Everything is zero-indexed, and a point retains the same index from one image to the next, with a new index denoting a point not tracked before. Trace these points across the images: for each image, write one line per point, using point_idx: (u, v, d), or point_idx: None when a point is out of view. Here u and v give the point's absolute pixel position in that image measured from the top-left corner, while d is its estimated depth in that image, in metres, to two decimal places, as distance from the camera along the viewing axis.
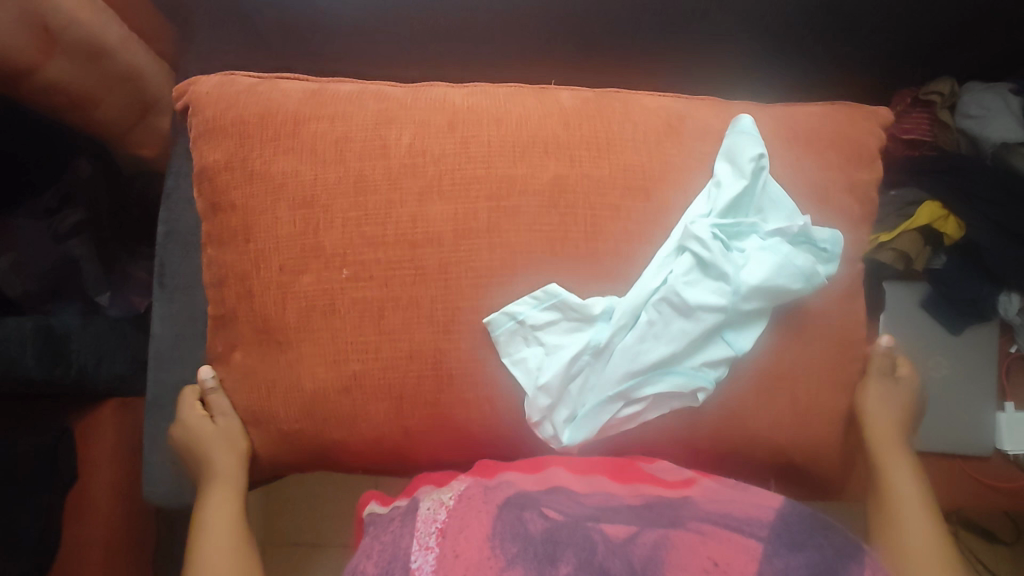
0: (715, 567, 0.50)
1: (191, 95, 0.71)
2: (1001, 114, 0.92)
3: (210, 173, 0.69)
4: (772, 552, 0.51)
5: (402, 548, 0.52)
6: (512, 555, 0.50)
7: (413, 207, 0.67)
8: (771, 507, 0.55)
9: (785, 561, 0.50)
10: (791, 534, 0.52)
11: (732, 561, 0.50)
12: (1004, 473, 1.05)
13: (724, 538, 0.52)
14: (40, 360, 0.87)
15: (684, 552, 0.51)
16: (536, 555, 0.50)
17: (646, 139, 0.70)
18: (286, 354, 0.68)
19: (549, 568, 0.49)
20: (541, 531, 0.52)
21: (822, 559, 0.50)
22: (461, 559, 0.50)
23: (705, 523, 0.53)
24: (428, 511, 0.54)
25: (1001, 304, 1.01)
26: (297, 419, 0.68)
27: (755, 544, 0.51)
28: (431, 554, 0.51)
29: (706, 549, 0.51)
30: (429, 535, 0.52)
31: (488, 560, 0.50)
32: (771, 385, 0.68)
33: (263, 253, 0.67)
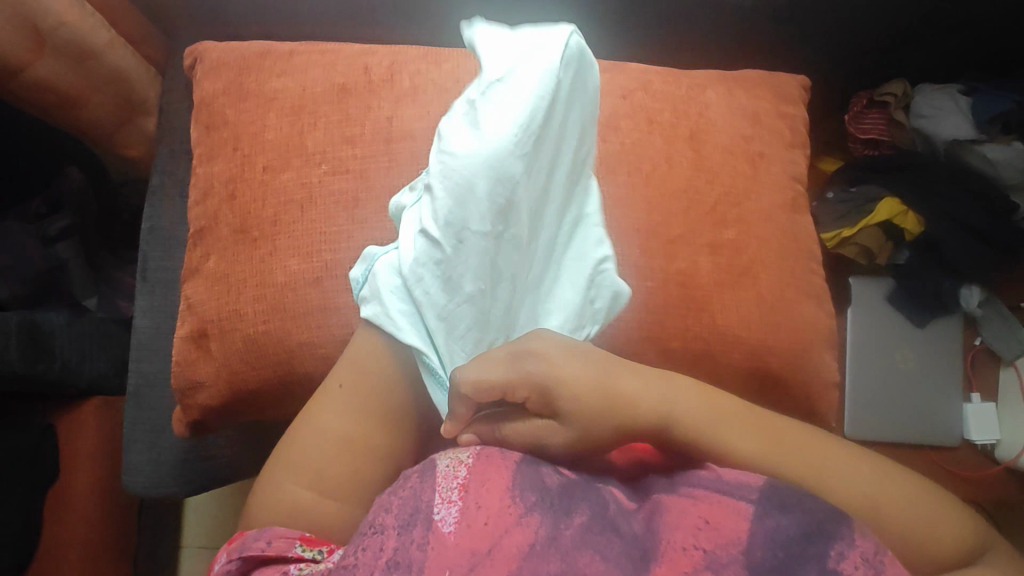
0: (708, 524, 0.42)
1: (198, 53, 0.67)
2: (951, 114, 0.96)
3: (207, 101, 0.64)
4: (765, 511, 0.43)
5: (423, 501, 0.44)
6: (531, 503, 0.43)
7: (393, 119, 0.60)
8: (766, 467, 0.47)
9: (777, 520, 0.42)
10: (783, 492, 0.44)
11: (724, 521, 0.42)
12: (974, 462, 1.09)
13: (716, 500, 0.44)
14: (23, 356, 0.87)
15: (675, 515, 0.44)
16: (553, 505, 0.44)
17: (630, 89, 0.66)
18: (262, 250, 0.59)
19: (564, 517, 0.43)
20: (560, 483, 0.46)
21: (813, 520, 0.42)
22: (484, 509, 0.43)
23: (695, 488, 0.46)
24: (447, 467, 0.46)
25: (963, 297, 1.04)
26: (266, 317, 0.58)
27: (744, 506, 0.43)
28: (454, 507, 0.43)
29: (697, 510, 0.44)
30: (451, 489, 0.44)
31: (509, 508, 0.43)
32: (736, 278, 0.62)
33: (241, 175, 0.60)
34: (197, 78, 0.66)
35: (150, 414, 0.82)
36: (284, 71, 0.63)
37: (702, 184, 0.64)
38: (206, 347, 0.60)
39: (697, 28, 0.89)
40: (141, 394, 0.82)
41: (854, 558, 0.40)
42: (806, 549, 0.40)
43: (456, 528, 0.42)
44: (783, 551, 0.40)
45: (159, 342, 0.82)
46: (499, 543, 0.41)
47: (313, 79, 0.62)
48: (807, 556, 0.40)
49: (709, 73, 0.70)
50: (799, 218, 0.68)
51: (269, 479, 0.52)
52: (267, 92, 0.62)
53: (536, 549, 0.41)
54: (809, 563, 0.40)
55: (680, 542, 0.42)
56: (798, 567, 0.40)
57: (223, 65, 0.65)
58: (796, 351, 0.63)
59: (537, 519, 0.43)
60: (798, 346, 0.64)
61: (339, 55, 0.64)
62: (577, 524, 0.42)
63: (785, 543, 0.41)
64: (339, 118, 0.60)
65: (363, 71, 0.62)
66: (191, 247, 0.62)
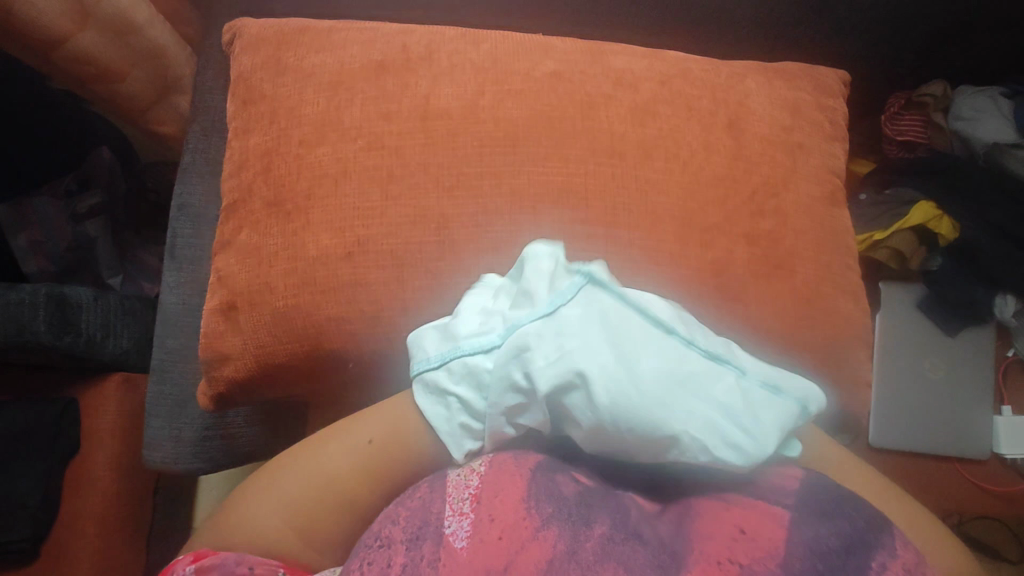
0: (744, 534, 0.43)
1: (237, 29, 0.68)
2: (992, 116, 0.94)
3: (245, 76, 0.64)
4: (804, 519, 0.43)
5: (434, 513, 0.45)
6: (547, 515, 0.43)
7: (428, 96, 0.60)
8: (795, 476, 0.47)
9: (814, 530, 0.42)
10: (821, 500, 0.44)
11: (761, 529, 0.43)
12: (1002, 477, 1.05)
13: (749, 506, 0.45)
14: (51, 326, 0.88)
15: (709, 519, 0.45)
16: (571, 516, 0.43)
17: (668, 75, 0.65)
18: (294, 224, 0.59)
19: (582, 529, 0.42)
20: (575, 492, 0.45)
21: (853, 530, 0.42)
22: (498, 522, 0.43)
23: (728, 493, 0.47)
24: (459, 478, 0.47)
25: (997, 306, 1.00)
26: (297, 292, 0.58)
27: (780, 512, 0.44)
28: (466, 519, 0.44)
29: (731, 516, 0.44)
30: (462, 501, 0.45)
31: (523, 522, 0.43)
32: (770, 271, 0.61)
33: (275, 149, 0.60)
34: (236, 53, 0.66)
35: (173, 390, 0.82)
36: (323, 47, 0.63)
37: (741, 173, 0.62)
38: (235, 319, 0.60)
39: (734, 22, 0.87)
40: (165, 369, 0.82)
41: (895, 568, 0.41)
42: (848, 561, 0.41)
43: (469, 541, 0.42)
44: (823, 562, 0.41)
45: (184, 318, 0.83)
46: (515, 560, 0.41)
47: (351, 56, 0.62)
48: (848, 569, 0.40)
49: (748, 64, 0.69)
50: (837, 214, 0.67)
51: (253, 499, 0.54)
52: (305, 67, 0.62)
53: (555, 564, 0.41)
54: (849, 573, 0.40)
55: (715, 553, 0.42)
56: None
57: (261, 40, 0.65)
58: (832, 348, 0.62)
59: (554, 532, 0.42)
60: (834, 344, 0.63)
61: (377, 33, 0.64)
62: (597, 536, 0.42)
63: (827, 553, 0.41)
64: (376, 94, 0.60)
65: (401, 49, 0.62)
66: (224, 220, 0.63)
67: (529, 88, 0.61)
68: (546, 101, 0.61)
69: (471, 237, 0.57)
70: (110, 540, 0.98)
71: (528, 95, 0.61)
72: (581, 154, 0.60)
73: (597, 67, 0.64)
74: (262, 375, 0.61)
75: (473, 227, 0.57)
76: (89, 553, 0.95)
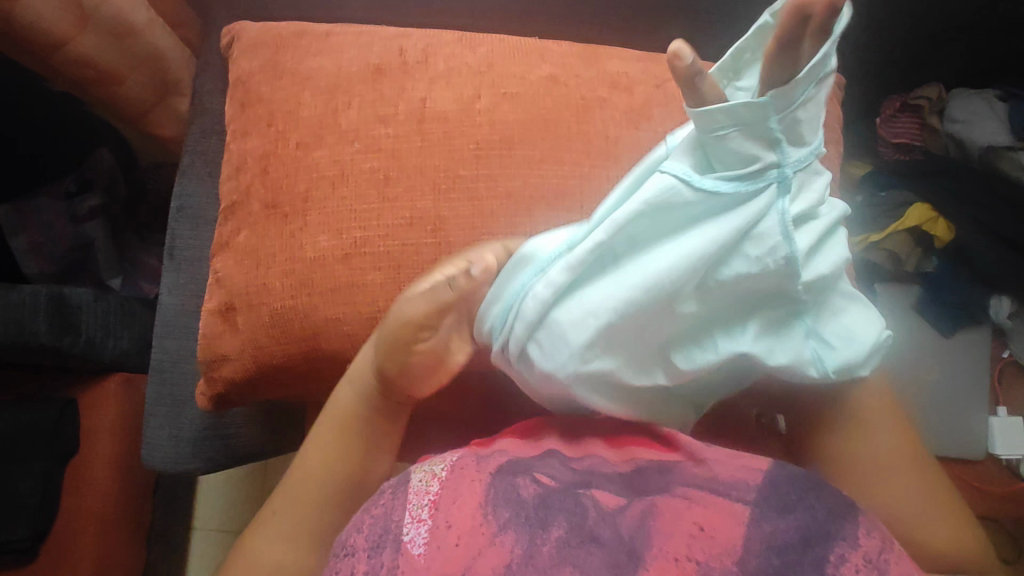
0: (702, 532, 0.43)
1: (236, 33, 0.68)
2: (986, 119, 0.93)
3: (244, 79, 0.65)
4: (764, 514, 0.44)
5: (394, 521, 0.44)
6: (504, 520, 0.43)
7: (425, 99, 0.61)
8: (760, 469, 0.47)
9: (774, 525, 0.43)
10: (781, 494, 0.45)
11: (719, 526, 0.44)
12: (998, 479, 1.05)
13: (711, 503, 0.45)
14: (52, 327, 0.88)
15: (671, 518, 0.44)
16: (529, 520, 0.44)
17: (664, 78, 0.66)
18: (291, 226, 0.59)
19: (540, 532, 0.43)
20: (534, 495, 0.45)
21: (813, 521, 0.44)
22: (454, 529, 0.43)
23: (689, 489, 0.46)
24: (420, 483, 0.46)
25: (992, 308, 1.01)
26: (294, 293, 0.59)
27: (742, 509, 0.45)
28: (424, 526, 0.44)
29: (692, 514, 0.44)
30: (422, 507, 0.45)
31: (480, 529, 0.43)
32: None
33: (273, 152, 0.61)
34: (234, 56, 0.67)
35: (171, 390, 0.83)
36: (321, 51, 0.64)
37: None
38: (232, 320, 0.61)
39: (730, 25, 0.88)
40: (163, 370, 0.83)
41: (856, 559, 0.42)
42: (805, 556, 0.42)
43: (426, 548, 0.42)
44: (781, 556, 0.42)
45: (183, 319, 0.83)
46: (471, 567, 0.41)
47: (349, 59, 0.63)
48: (806, 563, 0.42)
49: None
50: None
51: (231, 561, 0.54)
52: (303, 70, 0.63)
53: (512, 568, 0.41)
54: (806, 566, 0.42)
55: (671, 551, 0.42)
56: (795, 570, 0.41)
57: (260, 43, 0.65)
58: None
59: (511, 537, 0.43)
60: None
61: (374, 37, 0.64)
62: (554, 539, 0.43)
63: (784, 547, 0.42)
64: (373, 98, 0.61)
65: (398, 53, 0.63)
66: (222, 222, 0.63)
67: (525, 91, 0.62)
68: (543, 103, 0.62)
69: (468, 239, 0.58)
70: (108, 540, 0.99)
71: (525, 99, 0.61)
72: (576, 157, 0.60)
73: (593, 71, 0.64)
74: (259, 376, 0.62)
75: (470, 229, 0.58)
76: (86, 552, 0.95)
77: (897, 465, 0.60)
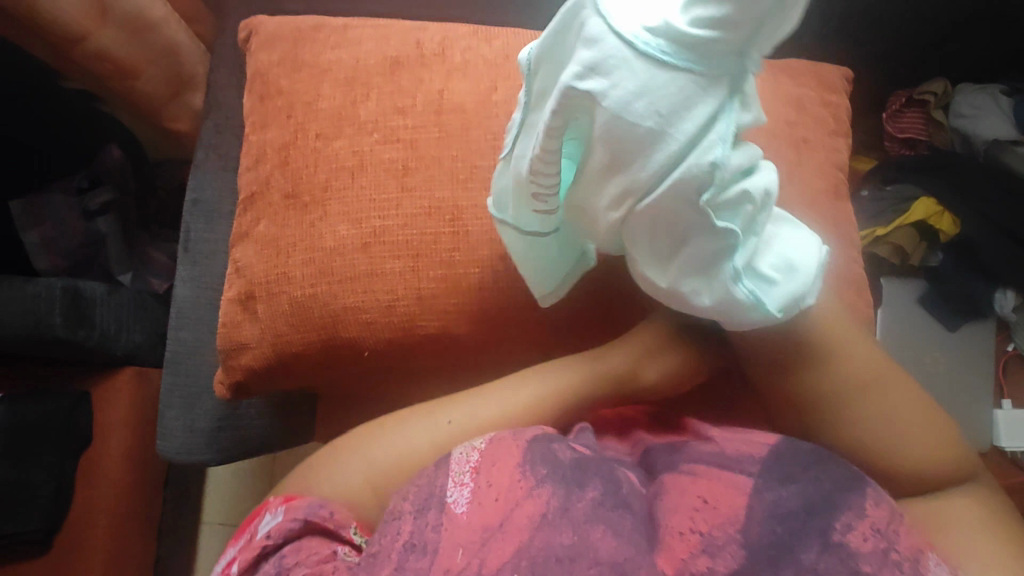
0: (706, 504, 0.44)
1: (254, 26, 0.69)
2: (991, 114, 0.95)
3: (263, 71, 0.66)
4: (766, 485, 0.45)
5: (436, 486, 0.45)
6: (542, 476, 0.44)
7: (442, 91, 0.62)
8: (766, 442, 0.48)
9: (777, 494, 0.44)
10: (786, 467, 0.46)
11: (721, 497, 0.45)
12: (1003, 471, 1.06)
13: (714, 476, 0.46)
14: (66, 320, 0.89)
15: (674, 495, 0.46)
16: (567, 479, 0.45)
17: None
18: (311, 215, 0.60)
19: (577, 490, 0.44)
20: (571, 457, 0.47)
21: (818, 491, 0.44)
22: (495, 487, 0.44)
23: (696, 464, 0.48)
24: (460, 453, 0.47)
25: (997, 301, 1.02)
26: (314, 281, 0.60)
27: (744, 480, 0.46)
28: (466, 489, 0.44)
29: (695, 487, 0.46)
30: (463, 472, 0.46)
31: (519, 482, 0.44)
32: None
33: (292, 143, 0.62)
34: (253, 49, 0.68)
35: (187, 381, 0.84)
36: (339, 43, 0.65)
37: None
38: (252, 309, 0.62)
39: None
40: (179, 360, 0.84)
41: (862, 527, 0.42)
42: (807, 523, 0.42)
43: (469, 507, 0.43)
44: (782, 525, 0.43)
45: (199, 311, 0.84)
46: (511, 515, 0.42)
47: (367, 52, 0.64)
48: (809, 530, 0.42)
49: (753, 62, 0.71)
50: (842, 207, 0.69)
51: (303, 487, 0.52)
52: (321, 63, 0.64)
53: (548, 518, 0.42)
54: (810, 534, 0.42)
55: (677, 526, 0.43)
56: (799, 539, 0.42)
57: (279, 37, 0.67)
58: None
59: (549, 490, 0.43)
60: None
61: (392, 30, 0.65)
62: (590, 498, 0.43)
63: (785, 516, 0.43)
64: (391, 89, 0.62)
65: (415, 45, 0.64)
66: (242, 213, 0.64)
67: None
68: None
69: (486, 229, 0.59)
70: (122, 531, 1.00)
71: None
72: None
73: None
74: (277, 363, 0.63)
75: (487, 218, 0.59)
76: (99, 543, 0.96)
77: (876, 389, 0.52)
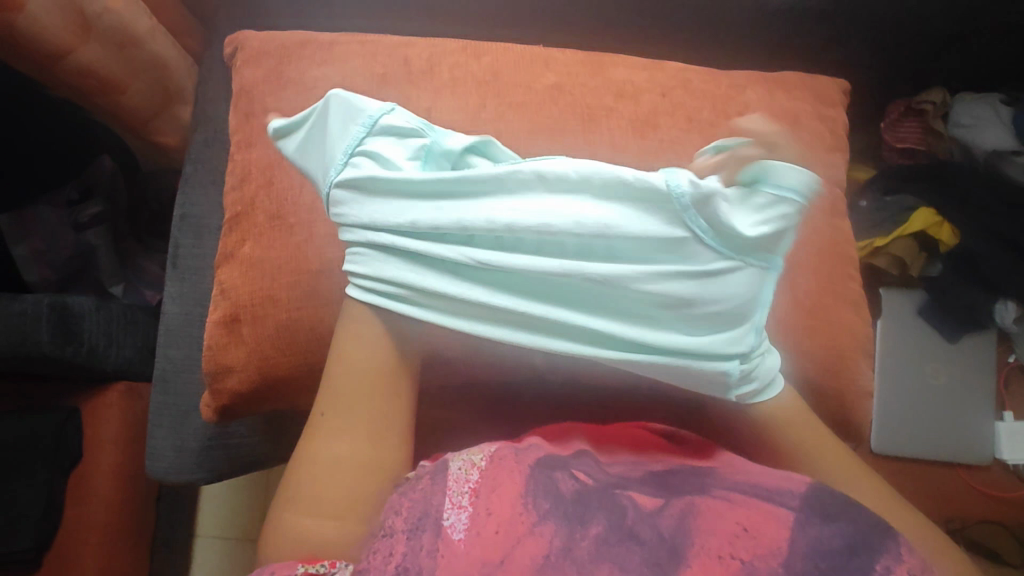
0: (746, 532, 0.43)
1: (240, 41, 0.68)
2: (992, 123, 0.93)
3: (248, 89, 0.65)
4: (808, 519, 0.43)
5: (433, 505, 0.44)
6: (544, 511, 0.43)
7: (430, 109, 0.61)
8: (805, 478, 0.47)
9: (820, 530, 0.43)
10: (824, 501, 0.45)
11: (763, 528, 0.43)
12: (1005, 483, 1.05)
13: (753, 506, 0.45)
14: (54, 337, 0.88)
15: (711, 519, 0.44)
16: (567, 516, 0.44)
17: (666, 87, 0.66)
18: (297, 236, 0.59)
19: (579, 528, 0.43)
20: (574, 491, 0.45)
21: (858, 531, 0.43)
22: (495, 516, 0.43)
23: (731, 492, 0.46)
24: (459, 470, 0.47)
25: (999, 312, 0.99)
26: (300, 304, 0.58)
27: (786, 513, 0.44)
28: (464, 513, 0.44)
29: (734, 515, 0.44)
30: (461, 494, 0.45)
31: (521, 516, 0.43)
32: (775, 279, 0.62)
33: (277, 162, 0.61)
34: (238, 65, 0.67)
35: (176, 400, 0.82)
36: (324, 60, 0.64)
37: None
38: (237, 332, 0.60)
39: (735, 30, 0.88)
40: (167, 379, 0.82)
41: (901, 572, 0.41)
42: (850, 563, 0.41)
43: (466, 534, 0.42)
44: (826, 561, 0.41)
45: (187, 328, 0.83)
46: (511, 554, 0.41)
47: (353, 69, 0.63)
48: (852, 569, 0.41)
49: (745, 77, 0.70)
50: (837, 224, 0.68)
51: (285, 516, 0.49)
52: (307, 80, 0.63)
53: (551, 559, 0.41)
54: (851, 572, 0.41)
55: (715, 550, 0.42)
56: None
57: (264, 53, 0.65)
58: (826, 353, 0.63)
59: (552, 528, 0.43)
60: (832, 353, 0.64)
61: (379, 46, 0.64)
62: (594, 536, 0.43)
63: (828, 554, 0.41)
64: None
65: (402, 62, 0.63)
66: (227, 233, 0.63)
67: (529, 100, 0.62)
68: (547, 113, 0.62)
69: None
70: (112, 549, 0.98)
71: (530, 108, 0.62)
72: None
73: (598, 80, 0.65)
74: (267, 388, 0.62)
75: None
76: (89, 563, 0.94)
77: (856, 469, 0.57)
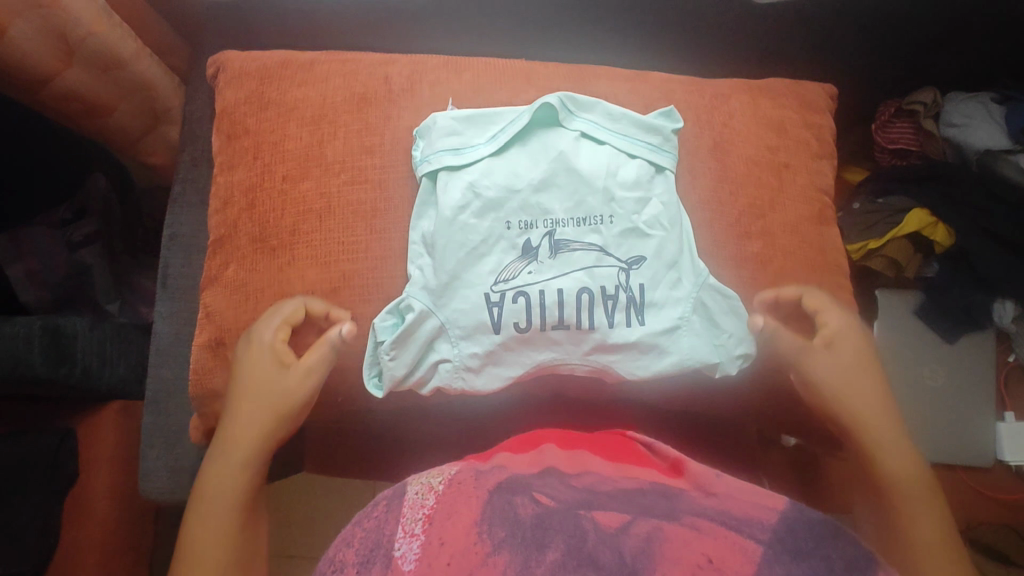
0: (711, 564, 0.42)
1: (221, 63, 0.68)
2: (984, 122, 0.90)
3: (229, 110, 0.65)
4: (777, 556, 0.42)
5: (385, 535, 0.45)
6: (499, 540, 0.44)
7: (410, 119, 0.63)
8: (774, 507, 0.47)
9: (789, 567, 0.41)
10: (799, 537, 0.44)
11: (728, 561, 0.42)
12: (1006, 484, 1.03)
13: (719, 535, 0.44)
14: (47, 359, 0.86)
15: (677, 546, 0.44)
16: (525, 540, 0.44)
17: (642, 101, 0.67)
18: (279, 260, 0.61)
19: (536, 554, 0.43)
20: (532, 515, 0.45)
21: (834, 569, 0.42)
22: (447, 547, 0.43)
23: (700, 519, 0.46)
24: (414, 496, 0.47)
25: (996, 312, 0.96)
26: (284, 326, 0.60)
27: (754, 546, 0.43)
28: (416, 542, 0.44)
29: (700, 544, 0.44)
30: (414, 521, 0.45)
31: (474, 546, 0.43)
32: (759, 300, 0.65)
33: (259, 183, 0.62)
34: (220, 87, 0.67)
35: (167, 421, 0.82)
36: (306, 81, 0.65)
37: (725, 197, 0.65)
38: (224, 355, 0.62)
39: (722, 39, 0.88)
40: (158, 401, 0.82)
41: None
42: None
43: (417, 564, 0.43)
44: None
45: (179, 349, 0.83)
46: None
47: (333, 88, 0.64)
48: None
49: (726, 85, 0.70)
50: (826, 232, 0.68)
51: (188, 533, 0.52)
52: (289, 101, 0.64)
53: None
54: None
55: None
56: None
57: (245, 74, 0.66)
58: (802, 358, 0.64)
59: (506, 558, 0.43)
60: None
61: (359, 65, 0.66)
62: (550, 561, 0.42)
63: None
64: (359, 127, 0.63)
65: (383, 80, 0.65)
66: (211, 254, 0.64)
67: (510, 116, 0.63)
68: (527, 129, 0.63)
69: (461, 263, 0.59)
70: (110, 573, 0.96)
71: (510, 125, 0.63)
72: None
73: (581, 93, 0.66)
74: None
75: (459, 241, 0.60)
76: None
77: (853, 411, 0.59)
